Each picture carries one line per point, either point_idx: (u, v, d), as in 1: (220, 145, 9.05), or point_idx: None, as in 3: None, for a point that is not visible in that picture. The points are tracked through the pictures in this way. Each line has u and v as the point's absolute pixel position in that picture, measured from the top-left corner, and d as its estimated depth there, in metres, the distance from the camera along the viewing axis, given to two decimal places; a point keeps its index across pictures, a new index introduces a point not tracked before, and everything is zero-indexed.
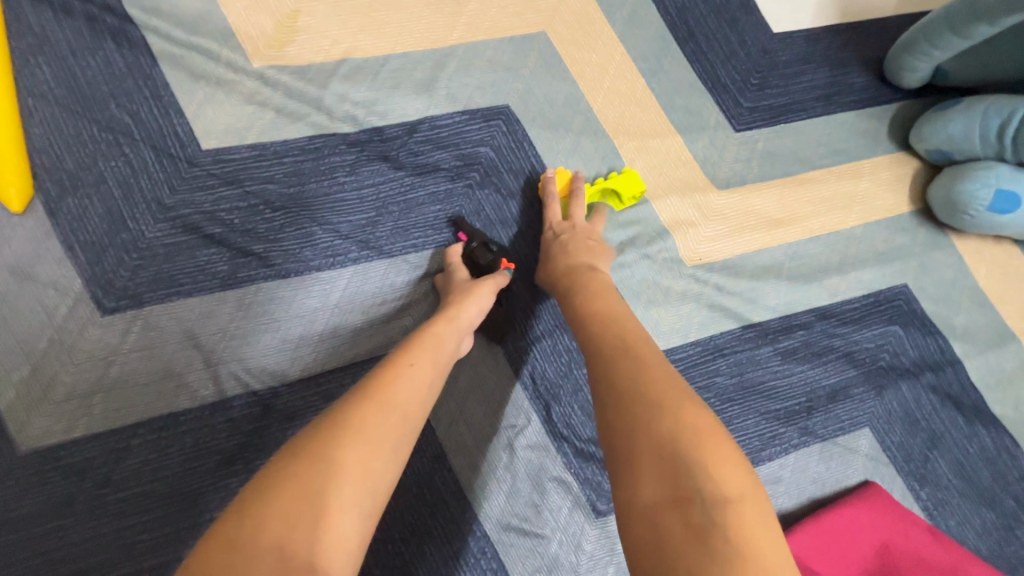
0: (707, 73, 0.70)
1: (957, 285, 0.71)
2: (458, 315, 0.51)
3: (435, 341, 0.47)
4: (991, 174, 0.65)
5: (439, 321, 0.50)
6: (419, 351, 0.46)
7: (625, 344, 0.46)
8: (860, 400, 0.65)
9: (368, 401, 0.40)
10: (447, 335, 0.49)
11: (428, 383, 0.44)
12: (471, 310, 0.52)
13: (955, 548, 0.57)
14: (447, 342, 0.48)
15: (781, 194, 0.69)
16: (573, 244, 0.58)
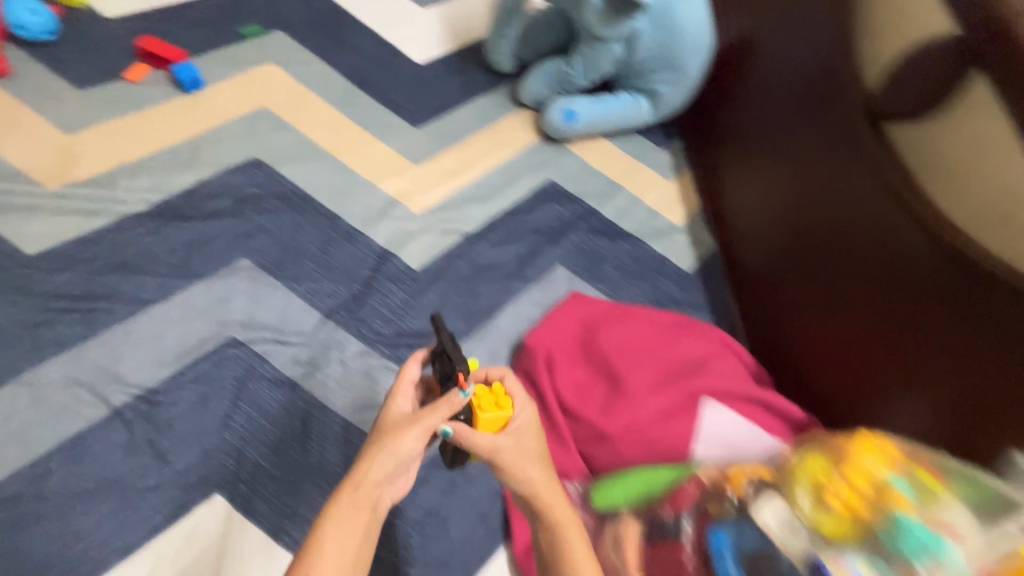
0: (385, 99, 1.07)
1: (583, 168, 1.13)
2: (382, 461, 0.57)
3: (346, 515, 0.56)
4: (557, 105, 1.08)
5: (372, 463, 0.57)
6: (344, 507, 0.56)
7: (566, 512, 0.62)
8: (549, 252, 1.03)
9: None
10: (369, 483, 0.57)
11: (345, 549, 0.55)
12: (377, 472, 0.57)
13: (620, 306, 0.98)
14: (366, 494, 0.57)
15: (458, 154, 1.06)
16: (518, 447, 0.62)
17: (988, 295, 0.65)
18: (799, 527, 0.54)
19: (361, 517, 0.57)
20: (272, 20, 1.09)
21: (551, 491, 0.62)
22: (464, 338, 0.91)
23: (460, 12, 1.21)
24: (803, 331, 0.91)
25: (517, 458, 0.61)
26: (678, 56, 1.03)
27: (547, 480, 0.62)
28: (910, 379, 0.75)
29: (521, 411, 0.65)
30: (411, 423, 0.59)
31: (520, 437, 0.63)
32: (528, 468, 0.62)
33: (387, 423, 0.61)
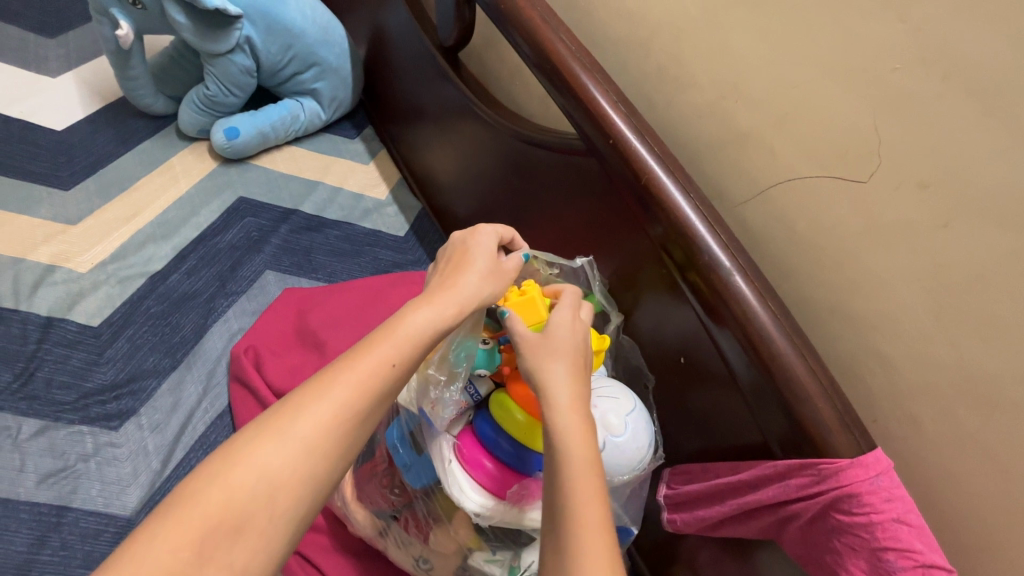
0: (21, 172, 1.00)
1: (273, 178, 1.16)
2: (444, 300, 0.54)
3: (415, 339, 0.51)
4: (218, 128, 1.11)
5: (444, 295, 0.54)
6: (389, 342, 0.50)
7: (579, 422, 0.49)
8: (253, 262, 1.03)
9: (319, 391, 0.46)
10: (412, 320, 0.52)
11: (393, 368, 0.49)
12: (428, 308, 0.53)
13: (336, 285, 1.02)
14: (421, 322, 0.52)
15: (124, 202, 1.03)
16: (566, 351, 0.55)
17: (543, 155, 0.78)
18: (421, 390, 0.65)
19: (401, 350, 0.50)
20: None
21: (571, 399, 0.50)
22: (170, 373, 0.88)
23: (98, 71, 1.18)
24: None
25: (561, 340, 0.54)
26: (310, 52, 1.13)
27: (574, 400, 0.51)
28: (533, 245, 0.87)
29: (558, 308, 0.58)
30: (485, 260, 0.59)
31: (557, 325, 0.56)
32: (560, 364, 0.52)
33: (490, 258, 0.59)
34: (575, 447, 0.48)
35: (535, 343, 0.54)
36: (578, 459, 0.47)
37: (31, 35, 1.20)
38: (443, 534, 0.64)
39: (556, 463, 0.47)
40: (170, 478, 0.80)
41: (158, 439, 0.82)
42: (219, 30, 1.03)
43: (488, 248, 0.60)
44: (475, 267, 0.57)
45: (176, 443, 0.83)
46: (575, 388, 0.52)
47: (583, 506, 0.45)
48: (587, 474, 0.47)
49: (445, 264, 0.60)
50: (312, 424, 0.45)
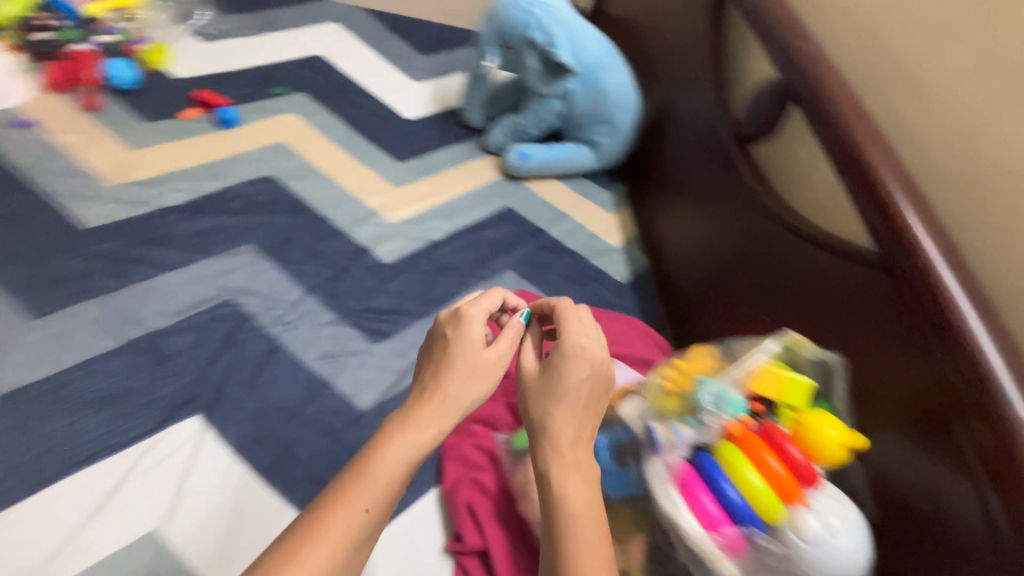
0: (377, 140, 1.35)
1: (535, 199, 1.36)
2: (422, 426, 0.64)
3: (402, 463, 0.62)
4: (513, 149, 1.35)
5: (421, 427, 0.64)
6: (365, 490, 0.59)
7: (573, 469, 0.64)
8: (501, 260, 1.23)
9: (335, 516, 0.57)
10: (405, 443, 0.63)
11: (388, 492, 0.60)
12: (421, 431, 0.64)
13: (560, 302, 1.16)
14: (408, 452, 0.62)
15: (431, 182, 1.31)
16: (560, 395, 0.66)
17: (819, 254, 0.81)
18: (644, 409, 0.68)
19: (398, 469, 0.61)
20: (297, 82, 1.41)
21: (568, 442, 0.65)
22: (420, 318, 1.09)
23: (446, 87, 1.54)
24: (714, 321, 1.06)
25: (564, 380, 0.66)
26: (608, 112, 1.32)
27: (573, 444, 0.65)
28: (767, 321, 0.92)
29: (569, 333, 0.69)
30: (478, 359, 0.69)
31: (563, 365, 0.67)
32: (556, 407, 0.66)
33: (478, 359, 0.70)
34: (565, 478, 0.63)
35: (538, 381, 0.68)
36: (570, 495, 0.62)
37: (413, 49, 1.61)
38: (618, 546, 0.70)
39: (554, 490, 0.63)
40: (396, 396, 0.97)
41: (397, 364, 1.02)
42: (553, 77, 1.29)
43: (480, 343, 0.70)
44: (466, 364, 0.69)
45: (408, 372, 1.01)
46: (575, 433, 0.66)
47: (580, 532, 0.60)
48: (572, 497, 0.62)
49: (428, 372, 0.69)
50: (331, 549, 0.56)
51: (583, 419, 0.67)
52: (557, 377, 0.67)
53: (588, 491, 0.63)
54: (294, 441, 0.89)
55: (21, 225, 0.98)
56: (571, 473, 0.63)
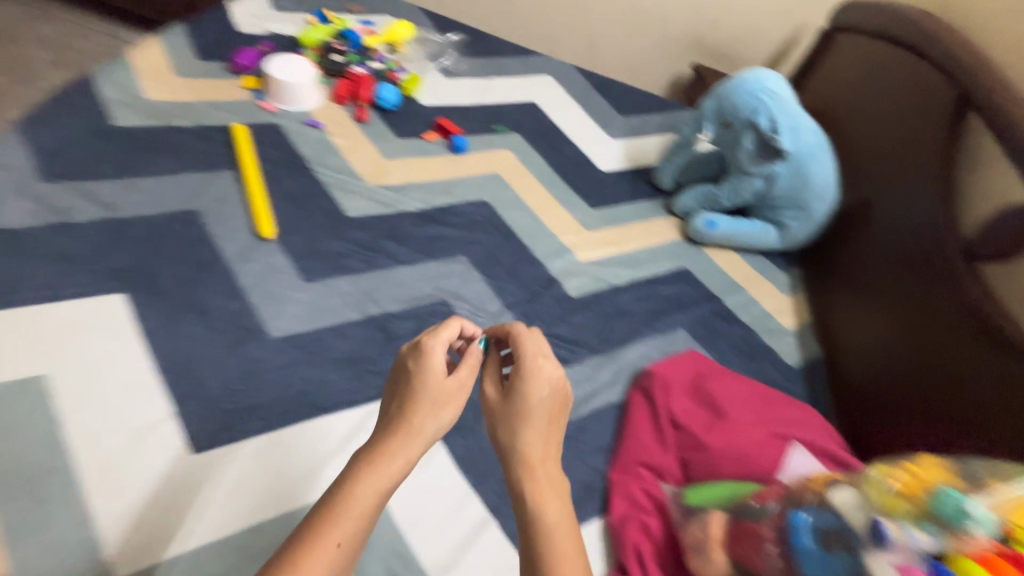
0: (575, 185, 1.48)
1: (711, 267, 1.41)
2: (390, 458, 0.65)
3: (368, 492, 0.63)
4: (700, 218, 1.41)
5: (392, 457, 0.65)
6: (340, 522, 0.60)
7: (545, 489, 0.67)
8: (676, 317, 1.28)
9: (316, 543, 0.59)
10: (377, 476, 0.64)
11: (366, 519, 0.62)
12: (392, 459, 0.65)
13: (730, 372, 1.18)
14: (383, 480, 0.64)
15: (619, 232, 1.40)
16: (511, 421, 0.71)
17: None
18: (864, 505, 0.69)
19: (372, 496, 0.63)
20: (513, 122, 1.59)
21: (534, 462, 0.69)
22: (599, 355, 1.16)
23: (638, 147, 1.66)
24: (909, 417, 1.08)
25: (528, 403, 0.71)
26: (806, 200, 1.33)
27: (542, 462, 0.69)
28: (984, 432, 0.94)
29: (526, 355, 0.75)
30: (426, 394, 0.70)
31: (529, 388, 0.72)
32: (521, 426, 0.70)
33: (439, 386, 0.71)
34: (540, 491, 0.67)
35: (499, 405, 0.73)
36: (543, 512, 0.66)
37: (611, 108, 1.75)
38: None
39: (528, 509, 0.66)
40: (573, 421, 1.05)
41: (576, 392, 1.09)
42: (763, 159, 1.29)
43: (436, 367, 0.72)
44: (436, 396, 0.70)
45: (584, 402, 1.08)
46: (542, 454, 0.70)
47: (557, 546, 0.64)
48: (546, 509, 0.66)
49: (395, 402, 0.71)
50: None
51: (546, 437, 0.71)
52: (523, 394, 0.72)
53: (559, 501, 0.68)
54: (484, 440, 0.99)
55: (301, 201, 1.19)
56: (544, 486, 0.68)
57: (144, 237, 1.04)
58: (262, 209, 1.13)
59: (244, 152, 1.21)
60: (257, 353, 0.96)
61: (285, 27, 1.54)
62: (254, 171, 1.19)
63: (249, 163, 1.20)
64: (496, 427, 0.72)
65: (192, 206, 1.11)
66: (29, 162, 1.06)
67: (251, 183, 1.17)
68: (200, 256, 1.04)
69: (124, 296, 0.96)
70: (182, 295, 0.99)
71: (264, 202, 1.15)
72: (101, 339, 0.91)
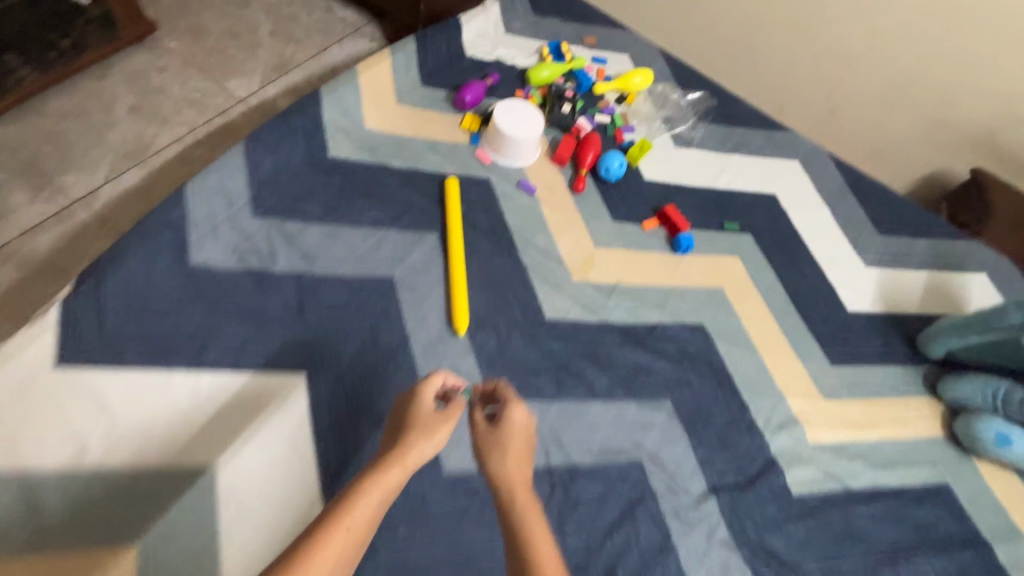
0: (812, 327, 1.17)
1: (982, 492, 1.04)
2: (393, 460, 0.62)
3: (382, 489, 0.60)
4: (988, 423, 1.03)
5: (396, 465, 0.62)
6: (350, 512, 0.56)
7: (532, 511, 0.61)
8: (926, 558, 0.95)
9: (329, 533, 0.54)
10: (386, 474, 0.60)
11: (371, 518, 0.58)
12: (399, 458, 0.62)
13: None
14: (395, 483, 0.61)
15: (863, 409, 1.08)
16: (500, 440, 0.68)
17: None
18: None
19: (381, 492, 0.59)
20: (747, 220, 1.29)
21: (519, 478, 0.65)
22: None
23: (898, 285, 1.29)
24: None
25: (511, 435, 0.68)
26: None
27: (523, 479, 0.65)
28: None
29: (505, 387, 0.76)
30: (427, 404, 0.70)
31: (508, 410, 0.71)
32: (507, 453, 0.67)
33: (428, 408, 0.70)
34: (523, 510, 0.61)
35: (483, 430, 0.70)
36: (533, 530, 0.60)
37: (870, 221, 1.38)
38: None
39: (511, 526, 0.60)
40: None
41: None
42: None
43: (433, 388, 0.72)
44: (434, 424, 0.67)
45: None
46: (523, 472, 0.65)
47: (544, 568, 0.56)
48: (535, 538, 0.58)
49: (394, 425, 0.70)
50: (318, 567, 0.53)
51: (522, 458, 0.67)
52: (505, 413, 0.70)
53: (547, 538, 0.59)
54: None
55: (500, 290, 1.03)
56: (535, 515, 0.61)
57: (338, 307, 0.93)
58: (461, 298, 0.98)
59: (453, 217, 1.06)
60: (426, 491, 0.82)
61: (516, 58, 1.36)
62: (459, 244, 1.04)
63: (455, 230, 1.05)
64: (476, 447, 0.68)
65: (389, 276, 0.98)
66: (244, 189, 0.99)
67: (454, 259, 1.02)
68: (389, 346, 0.92)
69: (307, 380, 0.85)
70: (363, 392, 0.86)
71: (462, 286, 0.99)
72: (276, 435, 0.81)
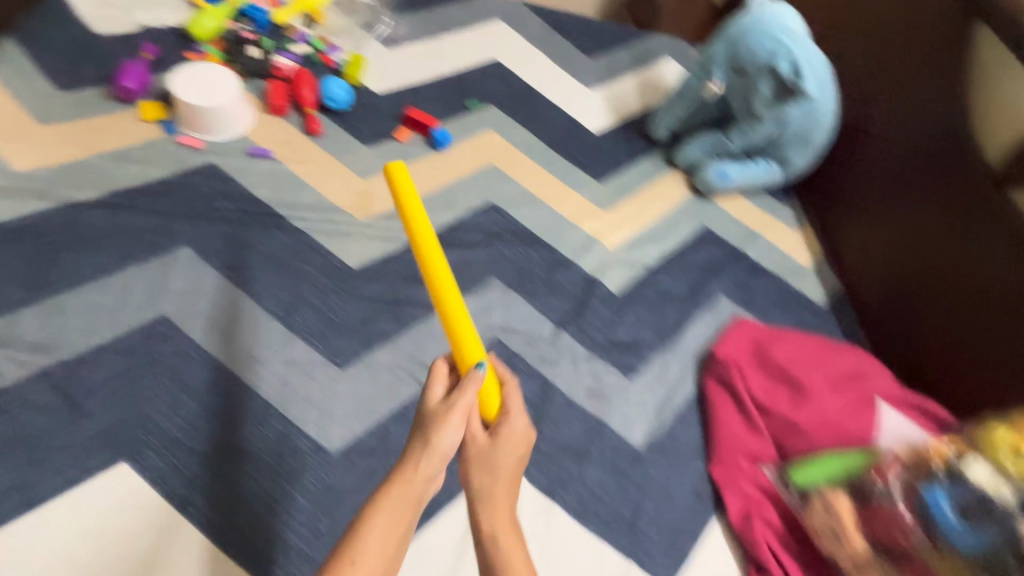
0: (574, 160, 1.33)
1: (726, 219, 1.36)
2: (399, 489, 0.61)
3: (392, 516, 0.60)
4: (708, 170, 1.33)
5: (397, 491, 0.61)
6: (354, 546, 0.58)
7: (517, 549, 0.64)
8: (712, 284, 1.24)
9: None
10: (394, 496, 0.60)
11: (382, 553, 0.58)
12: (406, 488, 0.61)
13: (790, 331, 1.17)
14: (403, 519, 0.60)
15: (634, 204, 1.31)
16: (499, 459, 0.64)
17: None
18: (1004, 481, 0.75)
19: (387, 517, 0.60)
20: (484, 93, 1.36)
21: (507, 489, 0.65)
22: (659, 349, 1.12)
23: (619, 95, 1.50)
24: (959, 371, 1.07)
25: (501, 459, 0.65)
26: (811, 133, 1.27)
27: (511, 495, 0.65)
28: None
29: (512, 401, 0.68)
30: (444, 415, 0.63)
31: (505, 423, 0.66)
32: (501, 475, 0.65)
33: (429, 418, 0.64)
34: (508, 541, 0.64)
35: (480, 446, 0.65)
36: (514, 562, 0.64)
37: (577, 50, 1.54)
38: None
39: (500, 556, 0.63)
40: (661, 430, 1.02)
41: (653, 396, 1.06)
42: (779, 102, 1.21)
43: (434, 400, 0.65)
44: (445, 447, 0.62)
45: (664, 406, 1.05)
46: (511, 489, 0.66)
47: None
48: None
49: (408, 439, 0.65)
50: None
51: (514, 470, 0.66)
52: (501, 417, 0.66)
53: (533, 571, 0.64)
54: (591, 482, 0.93)
55: (288, 267, 0.96)
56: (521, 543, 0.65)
57: (119, 375, 0.79)
58: (465, 329, 0.69)
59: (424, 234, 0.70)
60: (326, 479, 0.80)
61: (162, 16, 1.16)
62: (447, 279, 0.70)
63: (432, 255, 0.71)
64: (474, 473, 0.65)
65: (161, 314, 0.85)
66: None
67: (446, 289, 0.70)
68: (206, 379, 0.82)
69: (132, 465, 0.74)
70: (204, 436, 0.78)
71: (465, 319, 0.69)
72: (133, 529, 0.70)
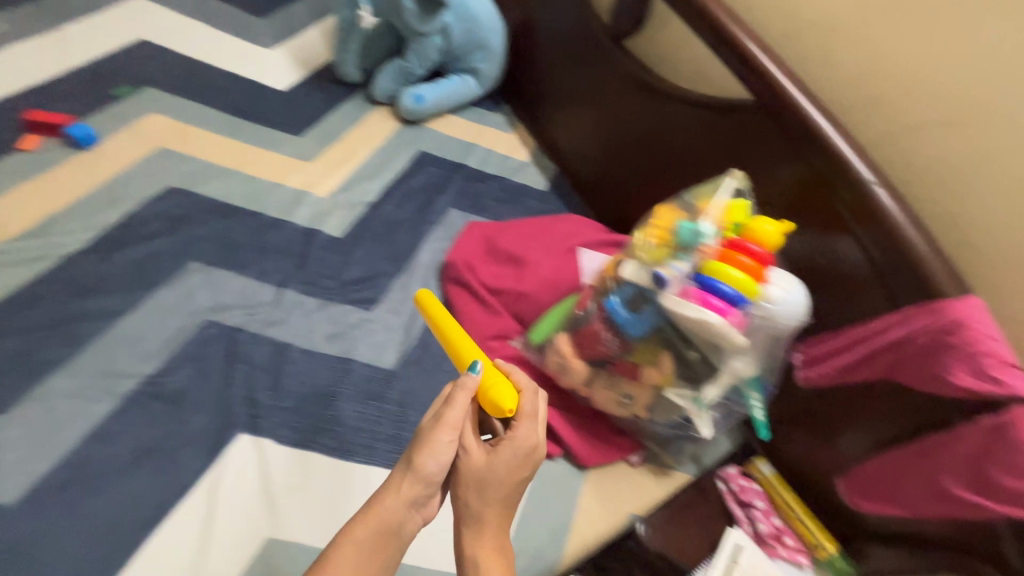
0: (265, 120, 1.27)
1: (441, 139, 1.41)
2: (382, 507, 0.69)
3: (376, 537, 0.69)
4: (404, 97, 1.37)
5: (380, 508, 0.69)
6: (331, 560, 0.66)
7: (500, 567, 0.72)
8: (439, 199, 1.28)
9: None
10: (376, 514, 0.69)
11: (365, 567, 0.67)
12: (396, 498, 0.70)
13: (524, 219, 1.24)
14: (384, 540, 0.69)
15: (342, 149, 1.29)
16: (495, 467, 0.72)
17: (686, 108, 1.09)
18: (644, 267, 0.88)
19: (367, 529, 0.68)
20: (140, 79, 1.23)
21: (501, 499, 0.73)
22: (395, 274, 1.14)
23: (303, 48, 1.45)
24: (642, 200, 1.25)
25: (498, 466, 0.72)
26: (479, 38, 1.40)
27: (501, 506, 0.73)
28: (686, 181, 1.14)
29: (523, 425, 0.74)
30: (443, 427, 0.71)
31: (506, 440, 0.73)
32: (494, 478, 0.72)
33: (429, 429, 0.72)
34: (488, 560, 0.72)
35: (480, 459, 0.73)
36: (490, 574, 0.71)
37: (245, 12, 1.46)
38: (653, 370, 0.91)
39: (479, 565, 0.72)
40: (411, 346, 1.05)
41: (396, 318, 1.08)
42: (430, 14, 1.32)
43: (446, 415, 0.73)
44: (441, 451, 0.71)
45: (410, 324, 1.08)
46: (503, 503, 0.73)
47: None
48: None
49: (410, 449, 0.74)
50: None
51: (511, 476, 0.72)
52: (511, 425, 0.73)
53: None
54: (346, 418, 0.93)
55: None
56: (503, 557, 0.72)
57: None
58: (464, 341, 0.81)
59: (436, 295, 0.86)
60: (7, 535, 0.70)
61: None
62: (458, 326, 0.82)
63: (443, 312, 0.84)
64: (468, 476, 0.73)
65: None
66: None
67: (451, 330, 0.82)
68: None
69: None
70: None
71: (472, 349, 0.80)
72: None
